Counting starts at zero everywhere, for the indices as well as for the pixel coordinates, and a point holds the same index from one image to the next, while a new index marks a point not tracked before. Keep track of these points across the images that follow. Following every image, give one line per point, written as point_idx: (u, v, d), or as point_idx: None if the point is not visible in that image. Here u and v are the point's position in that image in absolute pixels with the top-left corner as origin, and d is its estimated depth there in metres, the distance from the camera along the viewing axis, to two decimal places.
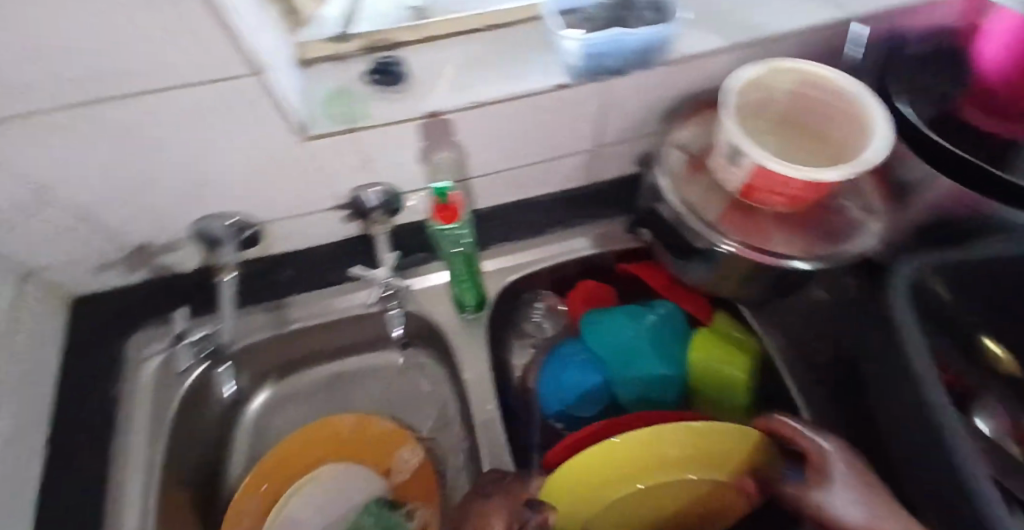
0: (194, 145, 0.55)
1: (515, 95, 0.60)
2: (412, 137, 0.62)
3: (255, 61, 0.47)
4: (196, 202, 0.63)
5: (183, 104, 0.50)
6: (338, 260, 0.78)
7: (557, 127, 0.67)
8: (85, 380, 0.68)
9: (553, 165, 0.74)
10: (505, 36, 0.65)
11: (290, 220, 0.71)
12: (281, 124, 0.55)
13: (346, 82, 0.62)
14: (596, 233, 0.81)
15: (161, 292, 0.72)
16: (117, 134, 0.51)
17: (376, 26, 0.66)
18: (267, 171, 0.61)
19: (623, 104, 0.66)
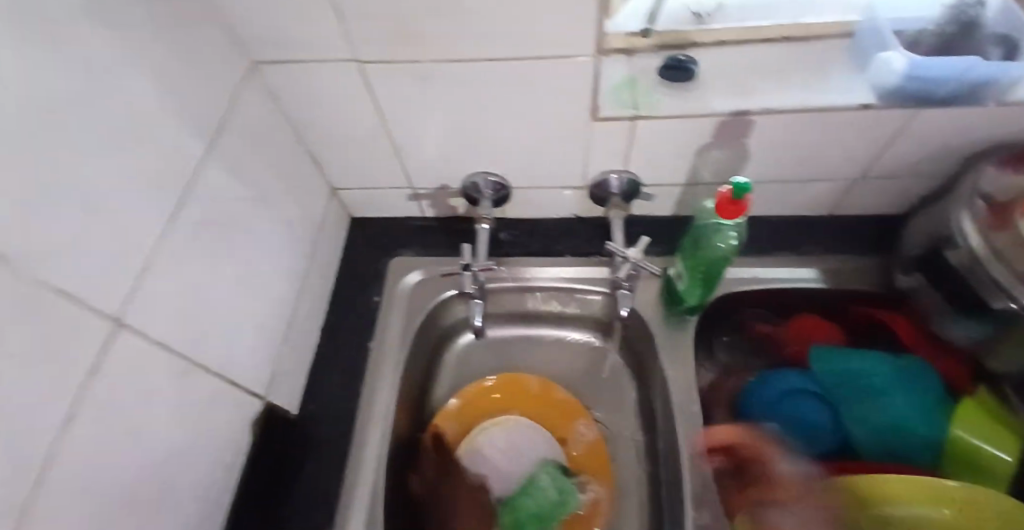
0: (505, 112, 0.63)
1: (809, 108, 0.60)
2: (689, 135, 0.64)
3: (595, 48, 0.54)
4: (477, 161, 0.72)
5: (522, 75, 0.57)
6: (565, 234, 0.82)
7: (829, 147, 0.65)
8: (343, 288, 0.79)
9: (804, 187, 0.72)
10: (798, 51, 0.65)
11: (538, 191, 0.77)
12: (584, 105, 0.61)
13: (634, 74, 0.66)
14: (839, 266, 0.74)
15: (415, 232, 0.83)
16: (451, 91, 0.60)
17: (670, 24, 0.67)
18: (547, 143, 0.68)
19: (916, 136, 0.63)
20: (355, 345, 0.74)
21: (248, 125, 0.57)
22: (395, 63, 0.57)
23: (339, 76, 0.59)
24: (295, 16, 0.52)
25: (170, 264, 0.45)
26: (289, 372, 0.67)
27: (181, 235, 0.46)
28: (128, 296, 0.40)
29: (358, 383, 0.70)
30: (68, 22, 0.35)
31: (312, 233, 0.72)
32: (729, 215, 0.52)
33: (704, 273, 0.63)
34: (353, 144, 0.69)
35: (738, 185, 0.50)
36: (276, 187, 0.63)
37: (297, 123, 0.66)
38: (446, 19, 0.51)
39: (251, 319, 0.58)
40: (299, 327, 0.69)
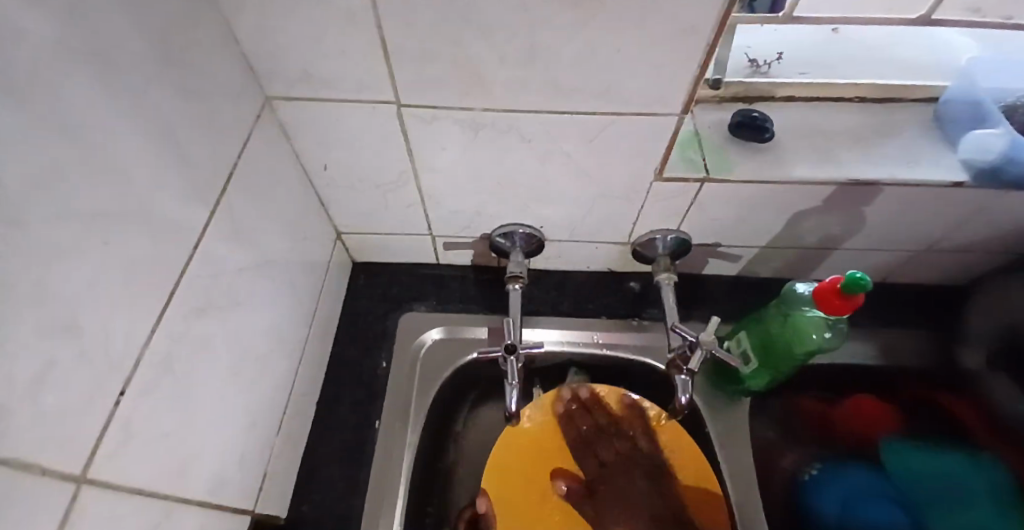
0: (558, 164, 0.54)
1: (898, 181, 0.53)
2: (764, 200, 0.57)
3: (684, 104, 0.46)
4: (514, 213, 0.62)
5: (589, 127, 0.49)
6: (599, 293, 0.73)
7: (912, 219, 0.59)
8: (343, 350, 0.67)
9: (866, 255, 0.66)
10: (877, 115, 0.59)
11: (576, 245, 0.68)
12: (651, 161, 0.53)
13: (700, 128, 0.59)
14: (902, 343, 0.67)
15: (429, 282, 0.72)
16: (504, 140, 0.51)
17: (733, 74, 0.60)
18: (599, 199, 0.59)
19: (998, 215, 0.58)
20: (358, 421, 0.62)
21: (255, 172, 0.46)
22: (444, 107, 0.47)
23: (371, 117, 0.49)
24: (334, 51, 0.42)
25: (153, 369, 0.34)
26: (283, 465, 0.54)
27: (168, 330, 0.35)
28: (102, 424, 0.30)
29: (364, 471, 0.59)
30: (43, 63, 0.25)
31: (315, 288, 0.61)
32: (834, 309, 0.45)
33: (779, 360, 0.55)
34: (372, 190, 0.59)
35: (850, 277, 0.43)
36: (279, 242, 0.51)
37: (309, 164, 0.55)
38: (517, 63, 0.43)
39: (246, 411, 0.47)
40: (298, 407, 0.57)
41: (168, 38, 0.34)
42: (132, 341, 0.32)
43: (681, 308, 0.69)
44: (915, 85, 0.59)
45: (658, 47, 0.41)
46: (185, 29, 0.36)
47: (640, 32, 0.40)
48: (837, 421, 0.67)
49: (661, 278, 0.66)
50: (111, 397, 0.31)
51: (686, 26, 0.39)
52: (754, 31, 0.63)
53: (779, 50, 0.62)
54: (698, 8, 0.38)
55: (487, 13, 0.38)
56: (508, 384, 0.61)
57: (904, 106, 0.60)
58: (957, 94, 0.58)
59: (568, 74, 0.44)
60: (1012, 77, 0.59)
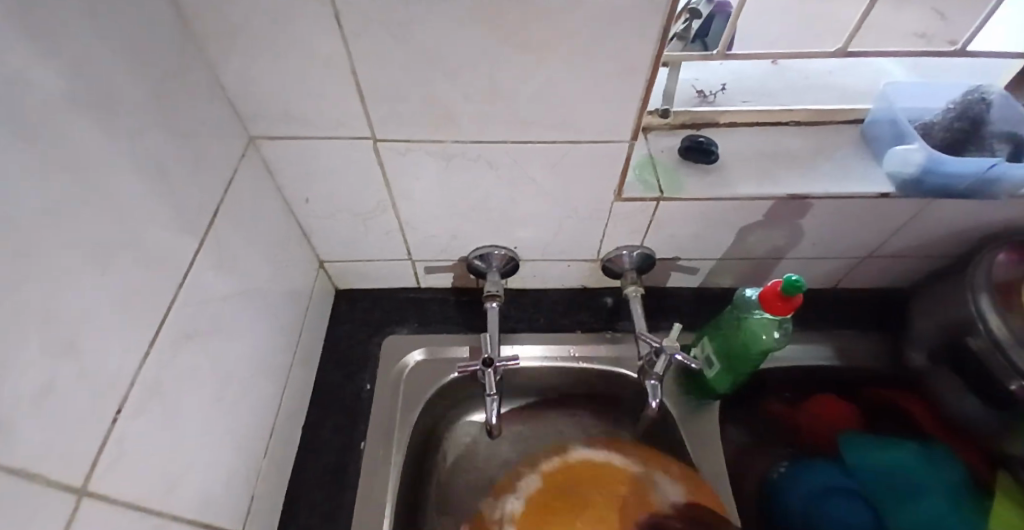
0: (524, 189, 0.59)
1: (832, 193, 0.59)
2: (715, 216, 0.62)
3: (633, 132, 0.52)
4: (487, 237, 0.66)
5: (549, 155, 0.54)
6: (572, 309, 0.77)
7: (851, 229, 0.65)
8: (326, 374, 0.69)
9: (815, 264, 0.71)
10: (812, 136, 0.66)
11: (547, 264, 0.72)
12: (609, 184, 0.58)
13: (654, 153, 0.64)
14: (854, 345, 0.72)
15: (410, 306, 0.75)
16: (473, 168, 0.55)
17: (681, 104, 0.67)
18: (565, 221, 0.64)
19: (926, 223, 0.64)
20: (343, 444, 0.64)
21: (242, 205, 0.50)
22: (417, 141, 0.52)
23: (350, 151, 0.53)
24: (314, 93, 0.47)
25: (147, 389, 0.37)
26: (269, 489, 0.56)
27: (162, 353, 0.38)
28: (99, 442, 0.32)
29: (349, 492, 0.60)
30: (55, 117, 0.29)
31: (299, 314, 0.64)
32: (777, 310, 0.50)
33: (738, 361, 0.59)
34: (352, 219, 0.62)
35: (789, 281, 0.47)
36: (264, 271, 0.54)
37: (293, 197, 0.59)
38: (480, 102, 0.48)
39: (234, 433, 0.49)
40: (283, 429, 0.59)
41: (161, 87, 0.38)
42: (127, 362, 0.35)
43: (650, 321, 0.74)
44: (843, 109, 0.66)
45: (604, 83, 0.46)
46: (180, 80, 0.40)
47: (586, 71, 0.45)
48: (800, 422, 0.70)
49: (628, 291, 0.71)
50: (108, 418, 0.33)
51: (625, 66, 0.45)
52: (698, 67, 0.70)
53: (723, 82, 0.69)
54: (635, 49, 0.44)
55: (450, 58, 0.43)
56: (487, 399, 0.64)
57: (836, 127, 0.67)
58: (880, 115, 0.64)
59: (526, 110, 0.49)
60: (930, 97, 0.66)
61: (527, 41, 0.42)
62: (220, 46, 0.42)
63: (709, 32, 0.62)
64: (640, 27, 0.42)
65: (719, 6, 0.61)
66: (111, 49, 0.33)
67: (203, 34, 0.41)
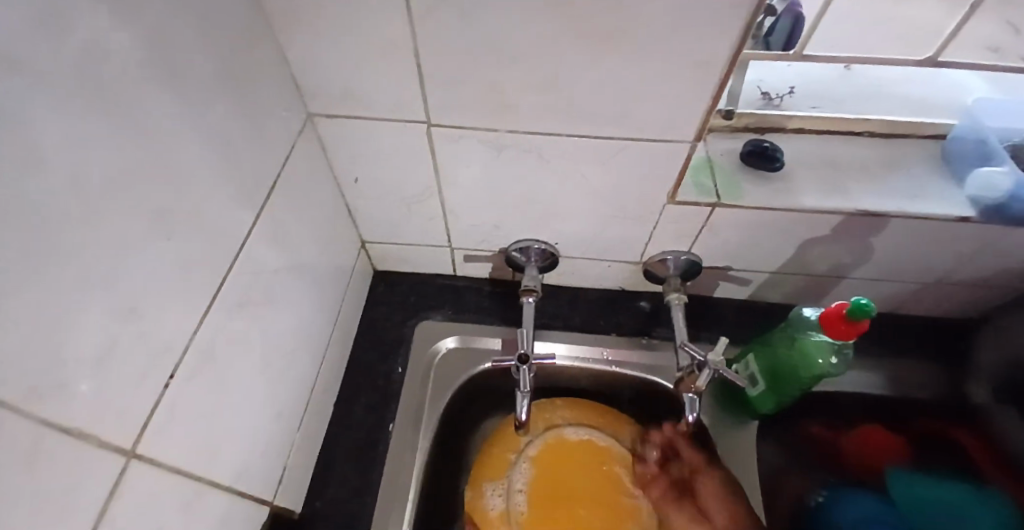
0: (575, 184, 0.57)
1: (905, 212, 0.55)
2: (773, 227, 0.59)
3: (698, 132, 0.49)
4: (531, 230, 0.65)
5: (606, 151, 0.52)
6: (609, 310, 0.75)
7: (919, 252, 0.61)
8: (360, 353, 0.70)
9: (875, 285, 0.67)
10: (886, 149, 0.61)
11: (589, 262, 0.70)
12: (665, 185, 0.56)
13: (713, 156, 0.61)
14: (909, 374, 0.68)
15: (446, 292, 0.75)
16: (525, 159, 0.54)
17: (746, 106, 0.63)
18: (613, 219, 0.62)
19: (1005, 251, 0.59)
20: (373, 424, 0.64)
21: (296, 181, 0.50)
22: (471, 128, 0.51)
23: (402, 134, 0.52)
24: (373, 73, 0.46)
25: (197, 357, 0.37)
26: (301, 462, 0.57)
27: (215, 322, 0.39)
28: (151, 404, 0.33)
29: (376, 472, 0.61)
30: (132, 81, 0.29)
31: (339, 292, 0.64)
32: (840, 334, 0.47)
33: (786, 383, 0.56)
34: (398, 202, 0.62)
35: (856, 304, 0.44)
36: (311, 247, 0.55)
37: (342, 176, 0.59)
38: (541, 91, 0.46)
39: (272, 404, 0.49)
40: (317, 405, 0.60)
41: (226, 58, 0.38)
42: (182, 329, 0.35)
43: (690, 329, 0.71)
44: (924, 122, 0.61)
45: (673, 80, 0.44)
46: (247, 52, 0.40)
47: (656, 66, 0.43)
48: (842, 449, 0.67)
49: (671, 297, 0.68)
50: (161, 381, 0.34)
51: (700, 62, 0.42)
52: (766, 68, 0.66)
53: (792, 85, 0.65)
54: (713, 45, 0.41)
55: (515, 45, 0.42)
56: (520, 394, 0.64)
57: (913, 142, 0.62)
58: (964, 132, 0.59)
59: (588, 103, 0.47)
60: (1021, 117, 0.61)
61: (598, 30, 0.40)
62: (284, 19, 0.42)
63: (775, 32, 0.57)
64: (718, 21, 0.39)
65: (790, 5, 0.54)
66: (184, 17, 0.33)
67: (269, 7, 0.41)
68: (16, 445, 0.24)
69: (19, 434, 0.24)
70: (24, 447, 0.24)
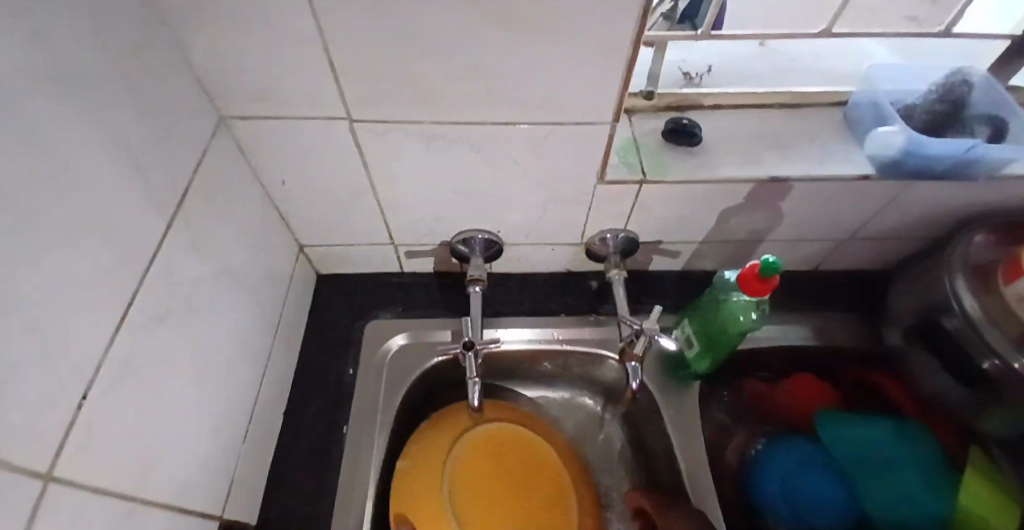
0: (507, 172, 0.58)
1: (813, 176, 0.59)
2: (698, 199, 0.62)
3: (615, 112, 0.51)
4: (471, 220, 0.66)
5: (531, 136, 0.53)
6: (556, 293, 0.76)
7: (831, 212, 0.65)
8: (308, 359, 0.69)
9: (797, 246, 0.72)
10: (795, 118, 0.65)
11: (532, 248, 0.72)
12: (593, 166, 0.58)
13: (638, 135, 0.63)
14: (834, 327, 0.73)
15: (393, 290, 0.75)
16: (454, 150, 0.54)
17: (666, 86, 0.66)
18: (548, 203, 0.63)
19: (906, 204, 0.64)
20: (325, 428, 0.63)
21: (216, 188, 0.48)
22: (396, 122, 0.51)
23: (324, 133, 0.52)
24: (288, 72, 0.45)
25: (116, 376, 0.36)
26: (251, 473, 0.56)
27: (132, 338, 0.37)
28: (63, 429, 0.32)
29: (331, 475, 0.60)
30: (11, 91, 0.28)
31: (279, 299, 0.63)
32: (755, 291, 0.50)
33: (718, 343, 0.60)
34: (333, 202, 0.61)
35: (766, 262, 0.48)
36: (240, 253, 0.53)
37: (268, 180, 0.57)
38: (460, 82, 0.47)
39: (211, 418, 0.48)
40: (263, 413, 0.59)
41: (124, 63, 0.37)
42: (96, 345, 0.34)
43: (633, 303, 0.74)
44: (828, 90, 0.66)
45: (585, 64, 0.46)
46: (146, 58, 0.39)
47: (569, 49, 0.44)
48: (780, 402, 0.71)
49: (611, 275, 0.70)
50: (76, 402, 0.33)
51: (609, 45, 0.44)
52: (684, 48, 0.69)
53: (708, 63, 0.68)
54: (617, 29, 0.43)
55: (428, 36, 0.42)
56: (470, 381, 0.64)
57: (819, 109, 0.67)
58: (862, 98, 0.64)
59: (507, 91, 0.48)
60: (914, 79, 0.65)
61: (507, 19, 0.41)
62: (185, 20, 0.41)
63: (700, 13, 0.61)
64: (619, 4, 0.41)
65: None
66: (74, 26, 0.32)
67: (165, 9, 0.40)
68: None
69: None
70: None
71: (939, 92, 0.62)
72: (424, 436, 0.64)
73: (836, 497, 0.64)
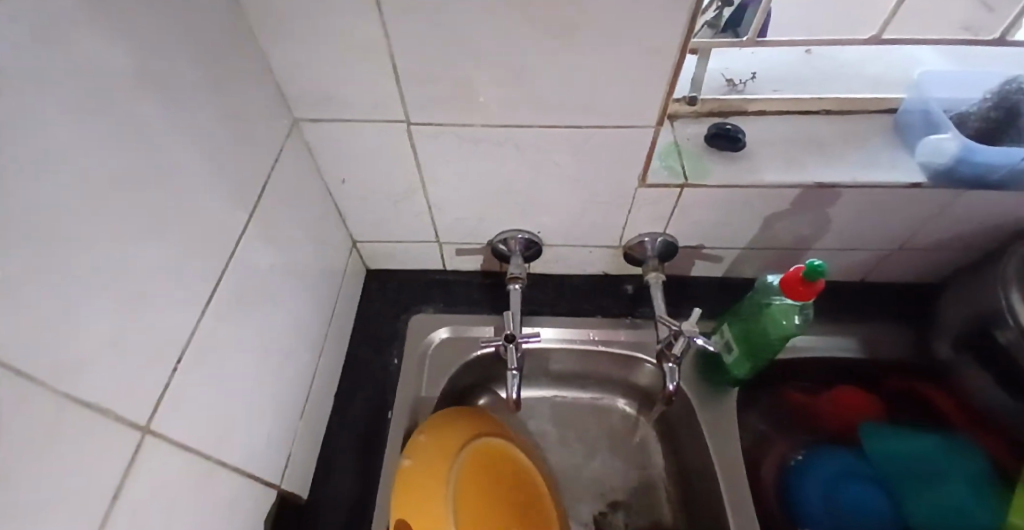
0: (552, 174, 0.60)
1: (858, 182, 0.59)
2: (740, 203, 0.63)
3: (658, 115, 0.52)
4: (514, 220, 0.68)
5: (576, 139, 0.55)
6: (595, 294, 0.78)
7: (877, 220, 0.64)
8: (357, 348, 0.72)
9: (842, 254, 0.71)
10: (841, 125, 0.65)
11: (572, 249, 0.74)
12: (635, 169, 0.59)
13: (680, 140, 0.65)
14: (879, 337, 0.72)
15: (437, 287, 0.78)
16: (502, 151, 0.57)
17: (710, 92, 0.67)
18: (590, 205, 0.65)
19: (960, 213, 0.63)
20: (371, 414, 0.67)
21: (285, 183, 0.53)
22: (449, 124, 0.54)
23: (381, 133, 0.55)
24: (352, 76, 0.49)
25: (200, 347, 0.40)
26: (304, 450, 0.60)
27: (213, 315, 0.42)
28: (157, 392, 0.36)
29: (376, 458, 0.64)
30: (126, 88, 0.32)
31: (333, 290, 0.67)
32: (799, 296, 0.50)
33: (756, 347, 0.60)
34: (386, 200, 0.65)
35: (812, 266, 0.48)
36: (303, 244, 0.57)
37: (329, 178, 0.62)
38: (511, 86, 0.50)
39: (273, 396, 0.52)
40: (317, 396, 0.63)
41: (214, 67, 0.41)
42: (185, 318, 0.38)
43: (671, 307, 0.75)
44: (876, 98, 0.65)
45: (630, 68, 0.48)
46: (231, 63, 0.43)
47: (615, 54, 0.47)
48: (821, 410, 0.71)
49: (649, 278, 0.71)
50: (168, 367, 0.37)
51: (653, 50, 0.46)
52: (729, 56, 0.70)
53: (753, 71, 0.69)
54: (661, 35, 0.45)
55: (482, 43, 0.45)
56: (509, 374, 0.67)
57: (866, 116, 0.66)
58: (913, 104, 0.63)
59: (555, 95, 0.50)
60: (969, 86, 0.64)
61: (557, 27, 0.44)
62: (266, 29, 0.45)
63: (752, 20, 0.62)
64: (664, 10, 0.43)
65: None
66: (172, 32, 0.36)
67: (246, 19, 0.44)
68: (43, 419, 0.27)
69: (44, 411, 0.27)
70: (50, 423, 0.27)
71: (994, 99, 0.61)
72: (423, 439, 0.57)
73: (876, 507, 0.63)
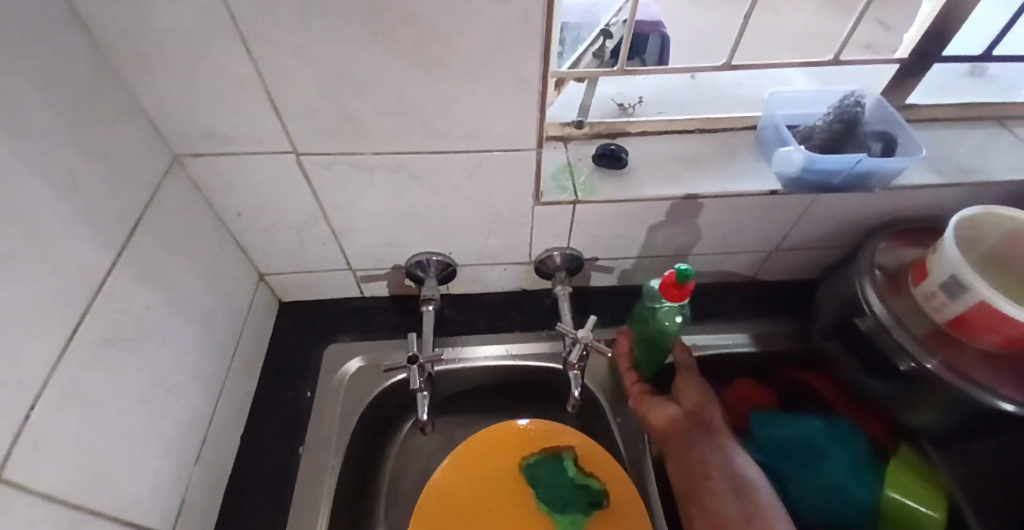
0: (448, 197, 0.63)
1: (726, 192, 0.65)
2: (625, 215, 0.67)
3: (537, 139, 0.56)
4: (422, 244, 0.70)
5: (466, 164, 0.59)
6: (510, 311, 0.81)
7: (747, 225, 0.71)
8: (269, 383, 0.71)
9: (726, 258, 0.78)
10: (713, 142, 0.72)
11: (483, 268, 0.76)
12: (527, 190, 0.63)
13: (572, 160, 0.69)
14: (766, 331, 0.78)
15: (354, 314, 0.78)
16: (397, 178, 0.60)
17: (599, 116, 0.73)
18: (491, 225, 0.68)
19: (817, 215, 0.71)
20: (284, 447, 0.66)
21: (170, 217, 0.53)
22: (339, 155, 0.56)
23: (275, 166, 0.57)
24: (234, 110, 0.50)
25: (64, 390, 0.39)
26: (204, 492, 0.58)
27: (79, 357, 0.40)
28: (8, 439, 0.34)
29: (287, 493, 0.62)
30: None
31: (238, 324, 0.66)
32: (675, 297, 0.55)
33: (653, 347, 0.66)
34: (288, 231, 0.66)
35: (681, 270, 0.52)
36: (196, 280, 0.57)
37: (226, 212, 0.62)
38: (393, 115, 0.52)
39: (161, 436, 0.51)
40: (219, 434, 0.61)
41: (77, 108, 0.41)
42: (44, 360, 0.37)
43: (579, 317, 0.78)
44: (741, 116, 0.73)
45: (502, 97, 0.52)
46: (99, 103, 0.43)
47: (490, 88, 0.51)
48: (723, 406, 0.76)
49: (557, 291, 0.75)
50: (23, 414, 0.35)
51: (519, 80, 0.50)
52: (616, 83, 0.77)
53: (640, 96, 0.76)
54: (526, 68, 0.49)
55: (360, 77, 0.48)
56: (420, 395, 0.69)
57: (735, 133, 0.74)
58: (765, 121, 0.71)
59: (438, 123, 0.53)
60: (814, 103, 0.73)
61: (426, 62, 0.47)
62: (140, 68, 0.46)
63: (646, 50, 0.71)
64: (524, 46, 0.47)
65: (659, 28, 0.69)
66: (24, 75, 0.36)
67: (115, 58, 0.45)
68: None
69: None
70: None
71: (835, 115, 0.68)
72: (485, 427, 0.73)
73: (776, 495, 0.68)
